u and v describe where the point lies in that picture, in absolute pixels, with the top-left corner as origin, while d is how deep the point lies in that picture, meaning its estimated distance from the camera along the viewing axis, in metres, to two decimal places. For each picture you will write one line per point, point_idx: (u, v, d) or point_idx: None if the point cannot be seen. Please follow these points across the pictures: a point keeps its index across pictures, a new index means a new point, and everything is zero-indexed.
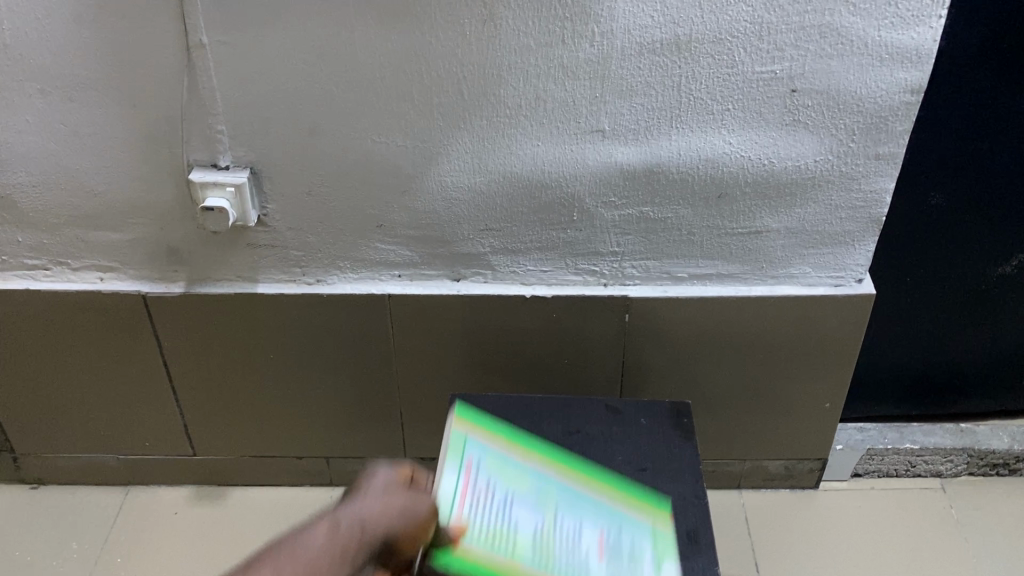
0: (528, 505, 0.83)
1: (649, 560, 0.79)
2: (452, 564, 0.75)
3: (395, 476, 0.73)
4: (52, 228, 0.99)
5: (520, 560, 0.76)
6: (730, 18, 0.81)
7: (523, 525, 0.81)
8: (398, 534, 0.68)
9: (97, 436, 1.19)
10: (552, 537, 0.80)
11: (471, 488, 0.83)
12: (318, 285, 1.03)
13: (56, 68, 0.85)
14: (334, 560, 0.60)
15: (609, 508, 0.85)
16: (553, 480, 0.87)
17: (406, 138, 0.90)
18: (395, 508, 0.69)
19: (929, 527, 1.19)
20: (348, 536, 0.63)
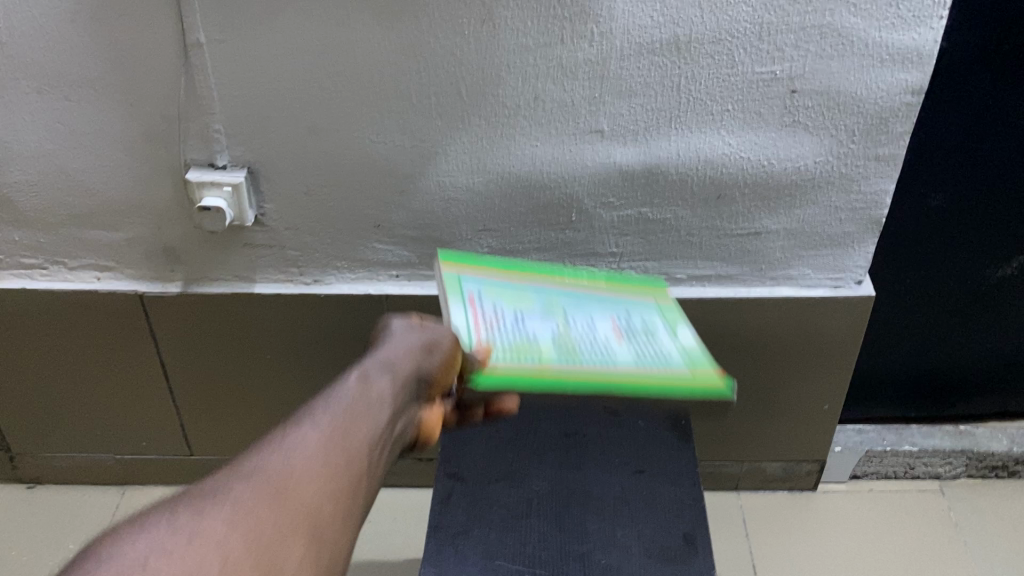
0: (537, 317, 0.77)
1: (660, 333, 0.80)
2: (500, 380, 0.64)
3: (409, 322, 0.67)
4: (49, 228, 0.98)
5: (556, 361, 0.69)
6: (730, 18, 0.80)
7: (540, 332, 0.74)
8: (429, 369, 0.63)
9: (94, 435, 1.18)
10: (571, 338, 0.75)
11: (482, 313, 0.73)
12: (315, 286, 1.03)
13: (53, 66, 0.85)
14: (372, 403, 0.55)
15: (612, 304, 0.85)
16: (552, 294, 0.83)
17: (404, 138, 0.89)
18: (418, 347, 0.63)
19: (928, 529, 1.18)
20: (379, 381, 0.58)
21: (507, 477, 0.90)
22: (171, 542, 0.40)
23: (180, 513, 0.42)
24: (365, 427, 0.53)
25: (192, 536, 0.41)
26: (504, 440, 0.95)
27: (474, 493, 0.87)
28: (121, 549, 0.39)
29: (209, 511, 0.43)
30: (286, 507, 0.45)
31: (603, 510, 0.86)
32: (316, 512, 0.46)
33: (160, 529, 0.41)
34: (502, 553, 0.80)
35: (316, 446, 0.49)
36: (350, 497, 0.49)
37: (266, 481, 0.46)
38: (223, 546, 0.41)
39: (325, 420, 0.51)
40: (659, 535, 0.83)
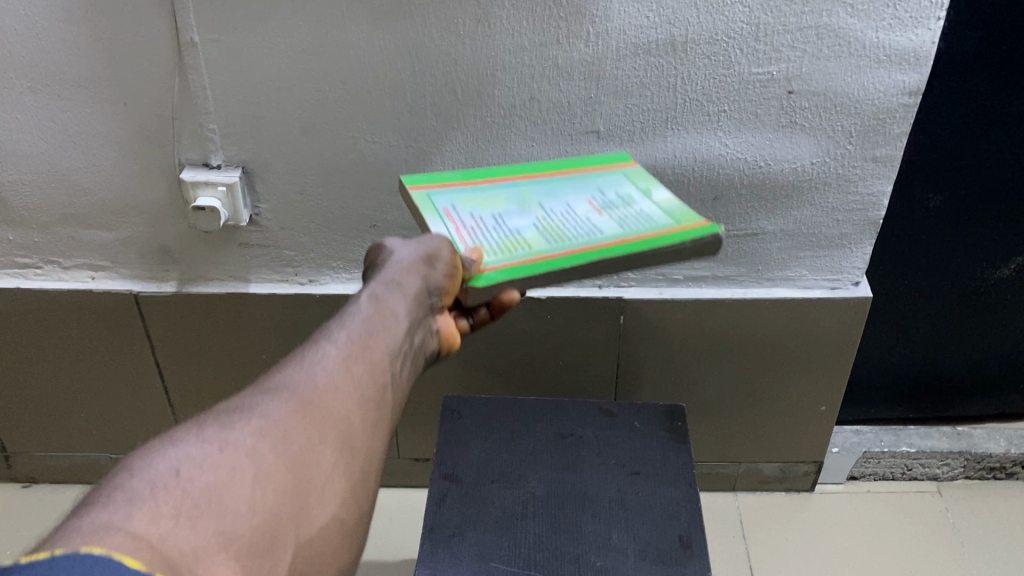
0: (514, 212, 0.73)
1: (639, 197, 0.76)
2: (495, 276, 0.63)
3: (406, 241, 0.68)
4: (43, 227, 0.98)
5: (545, 249, 0.67)
6: (726, 19, 0.80)
7: (521, 225, 0.71)
8: (437, 282, 0.65)
9: (89, 434, 1.18)
10: (555, 219, 0.72)
11: (461, 223, 0.71)
12: (310, 285, 1.03)
13: (46, 66, 0.84)
14: (385, 320, 0.60)
15: (587, 181, 0.80)
16: (525, 185, 0.79)
17: (398, 138, 0.89)
18: (419, 261, 0.65)
19: (926, 530, 1.18)
20: (390, 300, 0.62)
21: (502, 478, 0.89)
22: (206, 451, 0.46)
23: (212, 426, 0.48)
24: (382, 343, 0.59)
25: (224, 446, 0.47)
26: (499, 441, 0.94)
27: (469, 495, 0.87)
28: (158, 457, 0.45)
29: (240, 424, 0.49)
30: (310, 421, 0.51)
31: (598, 511, 0.85)
32: (341, 421, 0.52)
33: (195, 440, 0.46)
34: (496, 556, 0.80)
35: (336, 364, 0.55)
36: (374, 406, 0.55)
37: (292, 397, 0.52)
38: (254, 454, 0.47)
39: (345, 339, 0.57)
40: (654, 537, 0.82)
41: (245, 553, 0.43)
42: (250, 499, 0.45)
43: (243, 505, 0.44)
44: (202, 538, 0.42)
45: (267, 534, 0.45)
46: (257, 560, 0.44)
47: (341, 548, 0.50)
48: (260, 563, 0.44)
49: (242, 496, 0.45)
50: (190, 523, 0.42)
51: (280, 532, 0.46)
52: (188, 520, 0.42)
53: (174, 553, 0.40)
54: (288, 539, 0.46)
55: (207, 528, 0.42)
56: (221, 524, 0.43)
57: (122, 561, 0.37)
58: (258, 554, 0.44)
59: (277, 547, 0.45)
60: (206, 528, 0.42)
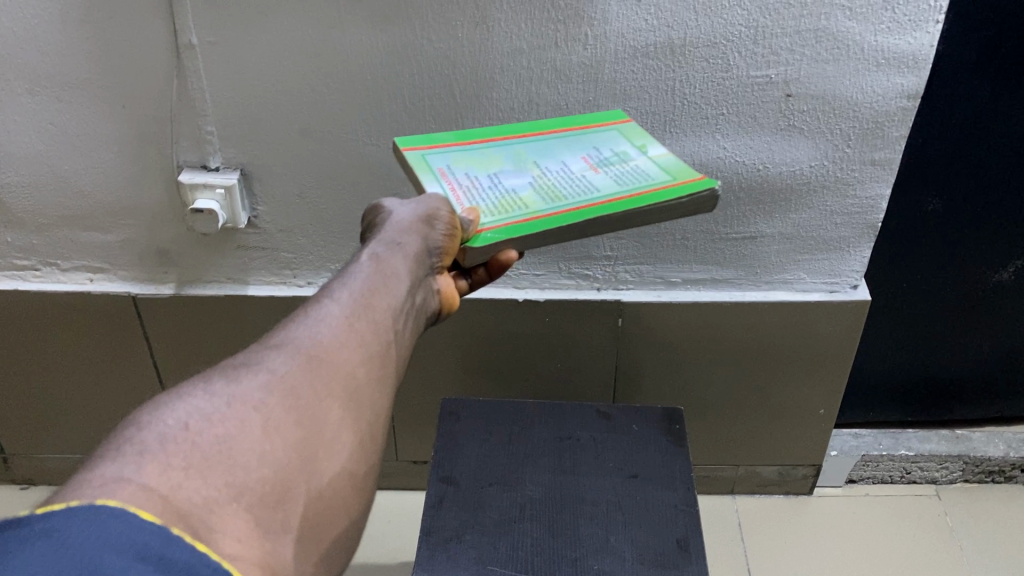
0: (510, 171, 0.72)
1: (635, 152, 0.74)
2: (492, 237, 0.63)
3: (405, 202, 0.68)
4: (41, 229, 0.98)
5: (542, 208, 0.66)
6: (724, 22, 0.80)
7: (516, 184, 0.70)
8: (436, 241, 0.65)
9: (87, 437, 1.18)
10: (551, 178, 0.71)
11: (457, 184, 0.69)
12: (308, 288, 1.03)
13: (44, 67, 0.84)
14: (387, 278, 0.60)
15: (582, 138, 0.78)
16: (521, 143, 0.77)
17: (396, 140, 0.89)
18: (418, 221, 0.65)
19: (924, 534, 1.18)
20: (390, 259, 0.62)
21: (500, 480, 0.89)
22: (214, 404, 0.47)
23: (219, 382, 0.49)
24: (383, 301, 0.59)
25: (231, 399, 0.47)
26: (497, 444, 0.94)
27: (466, 497, 0.87)
28: (168, 411, 0.46)
29: (246, 380, 0.49)
30: (316, 375, 0.51)
31: (595, 514, 0.85)
32: (347, 377, 0.53)
33: (203, 395, 0.47)
34: (493, 559, 0.80)
35: (339, 321, 0.55)
36: (378, 362, 0.56)
37: (297, 354, 0.52)
38: (262, 407, 0.48)
39: (346, 297, 0.57)
40: (652, 540, 0.82)
41: (257, 504, 0.44)
42: (260, 451, 0.46)
43: (252, 457, 0.45)
44: (213, 488, 0.42)
45: (278, 486, 0.45)
46: (269, 512, 0.44)
47: (351, 504, 0.51)
48: (272, 515, 0.44)
49: (252, 447, 0.45)
50: (201, 474, 0.43)
51: (290, 484, 0.46)
52: (199, 472, 0.43)
53: (187, 504, 0.41)
54: (300, 492, 0.47)
55: (218, 479, 0.43)
56: (232, 475, 0.44)
57: (137, 513, 0.38)
58: (270, 506, 0.45)
59: (290, 499, 0.46)
60: (216, 480, 0.43)
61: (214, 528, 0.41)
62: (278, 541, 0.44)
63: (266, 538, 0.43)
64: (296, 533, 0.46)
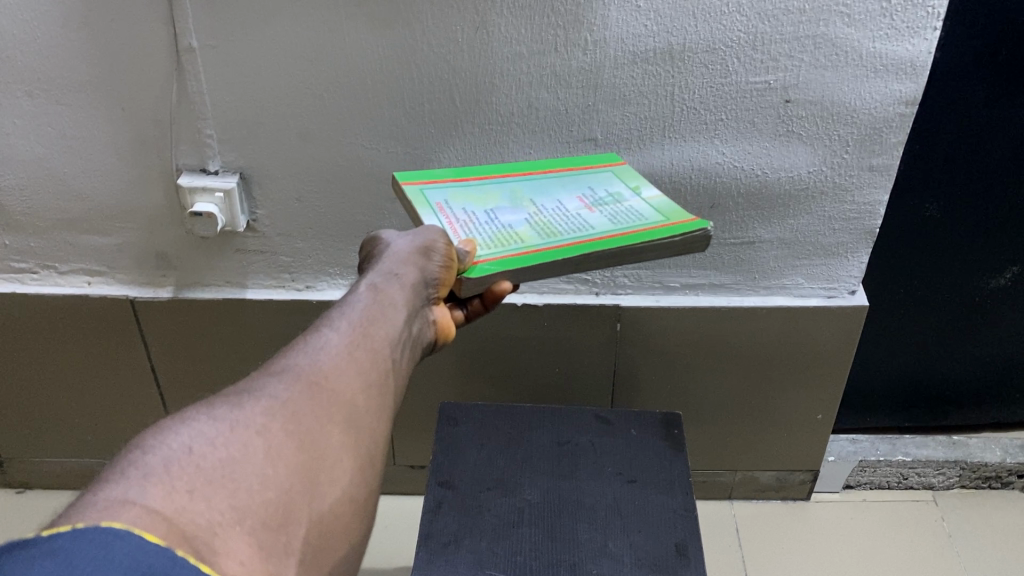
0: (506, 208, 0.75)
1: (629, 193, 0.78)
2: (489, 268, 0.65)
3: (402, 234, 0.69)
4: (39, 232, 0.98)
5: (538, 242, 0.68)
6: (722, 28, 0.80)
7: (513, 220, 0.73)
8: (432, 273, 0.65)
9: (83, 440, 1.18)
10: (546, 216, 0.74)
11: (454, 218, 0.72)
12: (307, 291, 1.03)
13: (44, 71, 0.84)
14: (384, 309, 0.61)
15: (578, 178, 0.81)
16: (517, 182, 0.81)
17: (396, 145, 0.89)
18: (415, 253, 0.66)
19: (922, 539, 1.18)
20: (388, 289, 0.63)
21: (498, 486, 0.89)
22: (218, 429, 0.47)
23: (221, 407, 0.49)
24: (381, 331, 0.59)
25: (234, 425, 0.47)
26: (496, 449, 0.94)
27: (464, 502, 0.87)
28: (171, 435, 0.45)
29: (249, 405, 0.49)
30: (316, 402, 0.52)
31: (594, 519, 0.85)
32: (346, 405, 0.53)
33: (206, 419, 0.47)
34: (492, 565, 0.80)
35: (339, 350, 0.56)
36: (376, 391, 0.56)
37: (298, 380, 0.53)
38: (265, 432, 0.48)
39: (345, 326, 0.58)
40: (651, 545, 0.82)
41: (259, 527, 0.44)
42: (263, 475, 0.46)
43: (256, 480, 0.45)
44: (218, 510, 0.42)
45: (280, 509, 0.45)
46: (271, 535, 0.44)
47: (349, 527, 0.50)
48: (274, 538, 0.44)
49: (255, 471, 0.45)
50: (206, 496, 0.42)
51: (291, 508, 0.46)
52: (204, 495, 0.42)
53: (192, 525, 0.41)
54: (302, 514, 0.47)
55: (222, 501, 0.43)
56: (236, 497, 0.44)
57: (142, 534, 0.38)
58: (272, 528, 0.44)
59: (291, 523, 0.46)
60: (221, 502, 0.43)
61: (219, 551, 0.41)
62: (280, 564, 0.44)
63: (269, 560, 0.43)
64: (298, 557, 0.45)
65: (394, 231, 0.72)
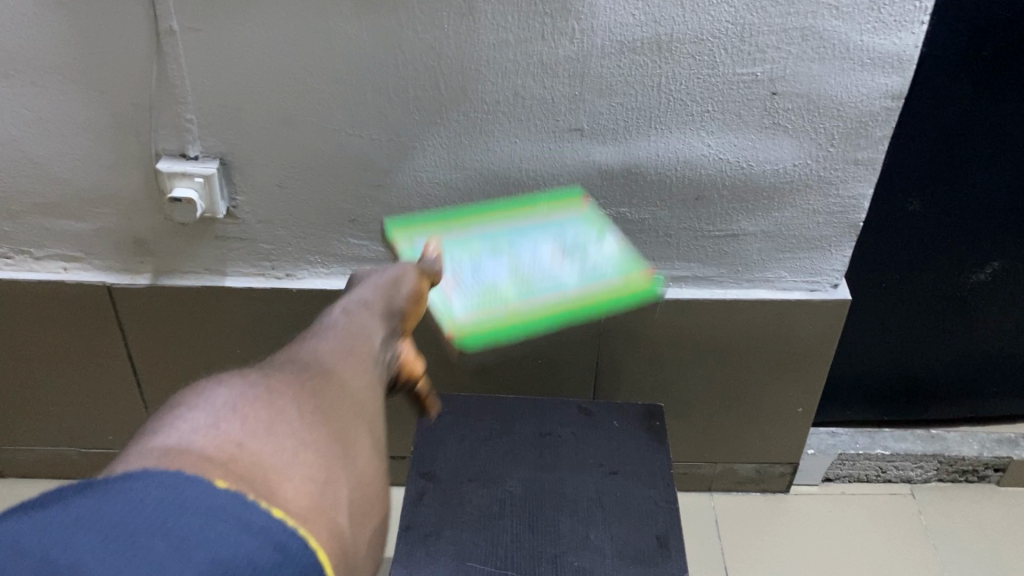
0: (489, 257, 0.84)
1: (593, 245, 0.88)
2: None
3: (371, 271, 0.70)
4: (13, 215, 0.96)
5: None
6: (711, 19, 0.80)
7: (495, 266, 0.83)
8: (400, 303, 0.66)
9: (57, 428, 1.16)
10: (524, 264, 0.84)
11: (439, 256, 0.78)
12: (287, 280, 1.02)
13: (19, 51, 0.82)
14: (363, 324, 0.60)
15: (551, 226, 0.89)
16: (498, 232, 0.88)
17: (380, 132, 0.88)
18: (385, 284, 0.67)
19: (898, 532, 1.19)
20: (361, 309, 0.62)
21: (480, 477, 0.89)
22: (259, 387, 0.47)
23: (248, 376, 0.48)
24: (364, 342, 0.58)
25: (267, 390, 0.47)
26: (478, 439, 0.94)
27: (446, 493, 0.86)
28: (216, 391, 0.45)
29: (276, 377, 0.49)
30: (339, 375, 0.52)
31: (576, 511, 0.85)
32: (364, 382, 0.54)
33: (246, 380, 0.47)
34: (472, 557, 0.80)
35: (345, 341, 0.56)
36: (383, 379, 0.57)
37: (316, 361, 0.53)
38: (303, 392, 0.48)
39: (332, 334, 0.57)
40: (633, 537, 0.82)
41: (313, 472, 0.43)
42: (307, 428, 0.46)
43: (303, 432, 0.45)
44: (273, 457, 0.42)
45: (329, 458, 0.45)
46: (325, 479, 0.44)
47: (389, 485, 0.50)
48: (329, 482, 0.44)
49: (300, 425, 0.45)
50: (260, 445, 0.42)
51: (338, 459, 0.46)
52: (259, 444, 0.42)
53: (252, 470, 0.40)
54: (349, 463, 0.46)
55: (275, 449, 0.43)
56: (286, 446, 0.43)
57: (210, 479, 0.38)
58: (325, 474, 0.44)
59: (341, 471, 0.45)
60: (274, 450, 0.43)
61: (282, 492, 0.41)
62: (338, 505, 0.44)
63: (327, 502, 0.43)
64: (352, 501, 0.45)
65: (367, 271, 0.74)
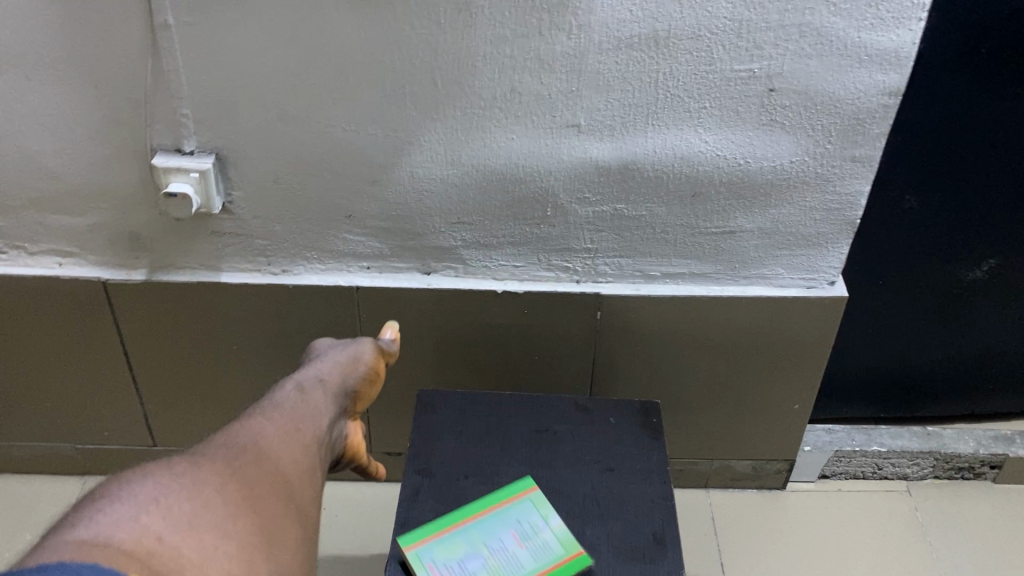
0: None
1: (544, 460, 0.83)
2: None
3: (331, 347, 0.78)
4: (8, 210, 0.96)
5: None
6: (708, 14, 0.79)
7: None
8: (351, 383, 0.73)
9: (53, 424, 1.16)
10: None
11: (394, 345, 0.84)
12: (283, 275, 1.01)
13: (13, 46, 0.82)
14: (310, 406, 0.66)
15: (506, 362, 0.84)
16: None
17: (376, 127, 0.88)
18: (342, 364, 0.74)
19: (894, 528, 1.19)
20: (313, 391, 0.69)
21: (476, 473, 0.89)
22: (180, 482, 0.49)
23: (181, 464, 0.52)
24: (310, 424, 0.64)
25: (195, 480, 0.50)
26: (474, 435, 0.93)
27: (442, 490, 0.86)
28: (136, 485, 0.48)
29: (205, 463, 0.52)
30: (261, 468, 0.55)
31: (572, 508, 0.85)
32: (286, 475, 0.56)
33: (169, 474, 0.50)
34: None
35: (276, 432, 0.60)
36: (310, 467, 0.60)
37: (241, 451, 0.56)
38: (224, 486, 0.51)
39: (276, 417, 0.62)
40: (629, 535, 0.82)
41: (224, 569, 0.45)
42: (222, 524, 0.48)
43: (218, 527, 0.47)
44: (187, 553, 0.44)
45: (242, 554, 0.47)
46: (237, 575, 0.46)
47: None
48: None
49: (216, 522, 0.48)
50: (175, 541, 0.45)
51: (252, 553, 0.48)
52: (173, 540, 0.45)
53: (162, 566, 0.42)
54: (264, 559, 0.49)
55: (189, 544, 0.45)
56: (201, 541, 0.46)
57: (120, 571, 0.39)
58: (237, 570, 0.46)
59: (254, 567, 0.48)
60: (190, 545, 0.45)
61: None
62: None
63: None
64: None
65: (328, 342, 0.81)
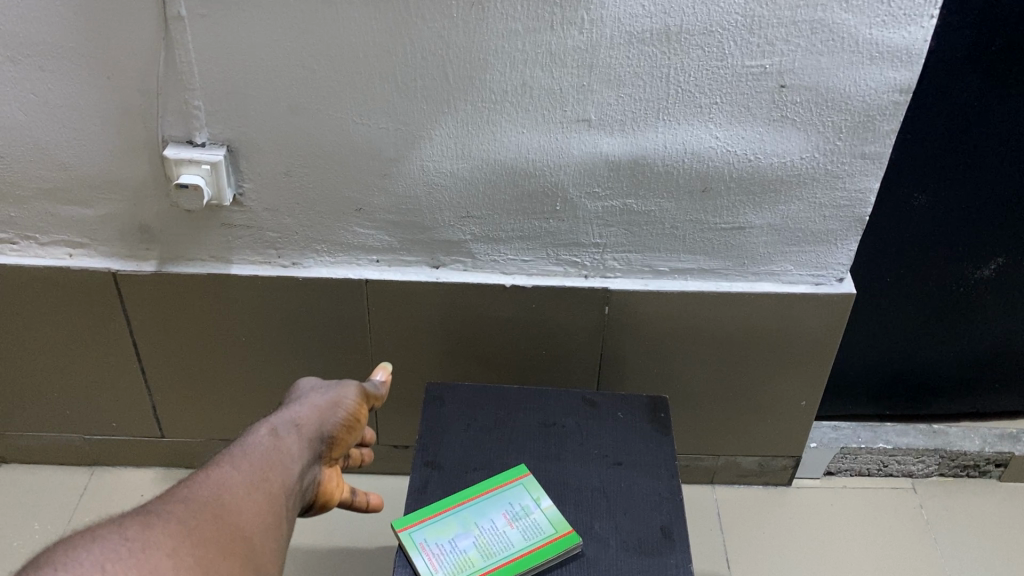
0: None
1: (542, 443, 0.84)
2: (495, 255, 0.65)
3: (315, 386, 0.78)
4: (19, 201, 0.96)
5: None
6: (720, 10, 0.79)
7: None
8: (329, 428, 0.73)
9: (62, 415, 1.17)
10: None
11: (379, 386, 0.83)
12: (293, 268, 1.02)
13: (26, 38, 0.82)
14: (282, 455, 0.66)
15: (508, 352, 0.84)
16: None
17: (387, 120, 0.88)
18: (325, 406, 0.74)
19: (900, 526, 1.19)
20: (287, 436, 0.68)
21: (485, 466, 0.89)
22: (129, 548, 0.50)
23: (132, 526, 0.52)
24: (279, 477, 0.64)
25: (144, 546, 0.51)
26: (482, 428, 0.94)
27: (451, 483, 0.87)
28: (83, 552, 0.49)
29: (159, 525, 0.53)
30: (218, 529, 0.55)
31: (580, 501, 0.85)
32: (243, 538, 0.57)
33: (119, 537, 0.51)
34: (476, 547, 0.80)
35: (240, 488, 0.60)
36: (272, 526, 0.60)
37: (200, 509, 0.56)
38: (174, 551, 0.51)
39: (244, 468, 0.62)
40: (638, 529, 0.82)
41: None
42: None
43: None
44: None
45: None
46: None
47: None
48: None
49: None
50: None
51: None
52: None
53: None
54: None
55: None
56: None
57: None
58: None
59: None
60: None
61: None
62: None
63: None
64: None
65: (314, 380, 0.80)
